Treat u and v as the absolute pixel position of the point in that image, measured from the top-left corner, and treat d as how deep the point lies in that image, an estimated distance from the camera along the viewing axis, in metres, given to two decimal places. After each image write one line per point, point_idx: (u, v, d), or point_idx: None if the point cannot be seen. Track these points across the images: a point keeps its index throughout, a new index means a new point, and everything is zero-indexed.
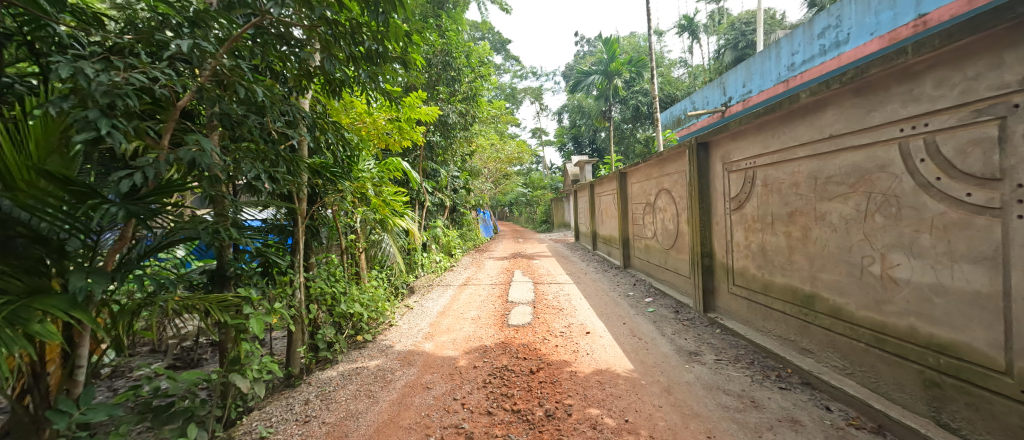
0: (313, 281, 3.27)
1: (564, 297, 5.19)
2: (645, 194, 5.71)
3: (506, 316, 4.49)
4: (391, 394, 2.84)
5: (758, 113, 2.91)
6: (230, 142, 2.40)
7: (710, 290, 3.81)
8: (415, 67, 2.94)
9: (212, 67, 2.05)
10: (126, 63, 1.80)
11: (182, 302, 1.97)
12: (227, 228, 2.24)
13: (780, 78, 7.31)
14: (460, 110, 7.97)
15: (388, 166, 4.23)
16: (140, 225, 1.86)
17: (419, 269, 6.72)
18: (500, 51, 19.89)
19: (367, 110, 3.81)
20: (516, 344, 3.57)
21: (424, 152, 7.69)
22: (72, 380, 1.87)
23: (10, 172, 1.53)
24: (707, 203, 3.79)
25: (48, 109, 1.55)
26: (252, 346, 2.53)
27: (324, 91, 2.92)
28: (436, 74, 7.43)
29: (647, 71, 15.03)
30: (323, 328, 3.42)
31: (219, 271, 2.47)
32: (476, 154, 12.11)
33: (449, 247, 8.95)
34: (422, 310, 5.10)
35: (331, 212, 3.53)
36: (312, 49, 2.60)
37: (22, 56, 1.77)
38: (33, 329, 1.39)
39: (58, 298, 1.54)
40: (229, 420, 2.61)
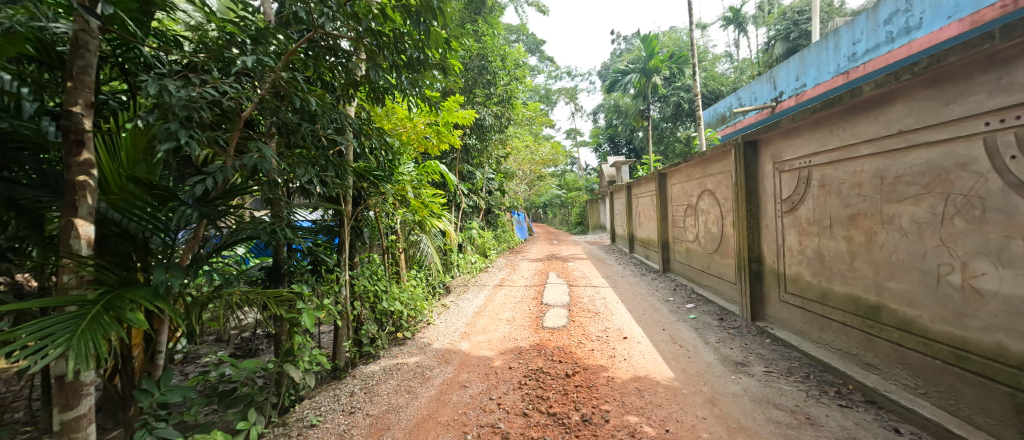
0: (357, 279, 3.43)
1: (600, 300, 5.09)
2: (686, 195, 5.49)
3: (541, 318, 4.47)
4: (430, 391, 2.90)
5: (814, 109, 2.72)
6: (285, 148, 2.58)
7: (758, 297, 3.59)
8: (453, 73, 3.01)
9: (272, 79, 2.18)
10: (200, 80, 1.99)
11: (243, 296, 2.11)
12: (282, 228, 2.41)
13: (838, 70, 6.75)
14: (496, 113, 8.05)
15: (427, 169, 4.35)
16: (207, 226, 2.03)
17: (455, 270, 6.85)
18: (535, 53, 19.90)
19: (409, 116, 3.92)
20: (552, 347, 3.54)
21: (461, 155, 7.83)
22: (152, 364, 2.05)
23: (105, 177, 1.74)
24: (755, 205, 3.58)
25: (137, 122, 1.74)
26: (303, 339, 2.70)
27: (368, 99, 3.06)
28: (473, 79, 7.56)
29: (688, 68, 14.46)
30: (366, 324, 3.57)
31: (275, 268, 2.68)
32: (511, 156, 12.19)
33: (484, 247, 9.05)
34: (458, 309, 5.19)
35: (373, 213, 3.68)
36: (358, 59, 2.73)
37: (114, 75, 2.00)
38: (125, 315, 1.51)
39: (143, 290, 1.69)
40: (283, 407, 2.78)
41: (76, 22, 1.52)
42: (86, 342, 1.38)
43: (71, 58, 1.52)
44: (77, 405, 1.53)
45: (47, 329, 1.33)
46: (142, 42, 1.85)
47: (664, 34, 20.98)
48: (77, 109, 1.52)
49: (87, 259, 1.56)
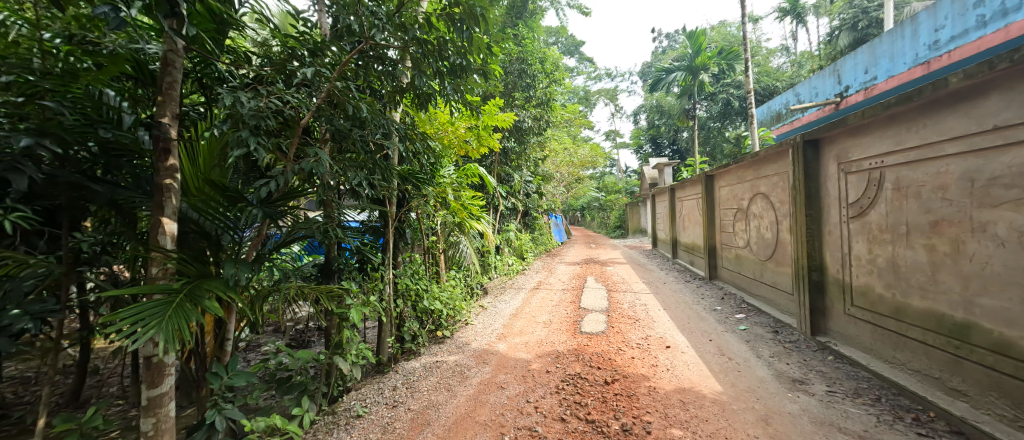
0: (400, 277, 3.57)
1: (641, 306, 4.93)
2: (736, 198, 5.19)
3: (579, 323, 4.41)
4: (468, 390, 2.95)
5: (887, 104, 2.48)
6: (338, 153, 2.74)
7: (819, 310, 3.31)
8: (494, 77, 3.06)
9: (328, 89, 2.33)
10: (266, 91, 2.17)
11: (298, 290, 2.27)
12: (334, 228, 2.56)
13: (917, 59, 6.11)
14: (535, 115, 8.06)
15: (467, 171, 4.44)
16: (269, 225, 2.21)
17: (492, 271, 6.93)
18: (575, 54, 19.74)
19: (450, 120, 4.02)
20: (590, 353, 3.47)
21: (500, 158, 7.90)
22: (222, 350, 2.24)
23: (185, 180, 1.91)
24: (816, 209, 3.31)
25: (213, 131, 1.92)
26: (351, 333, 2.85)
27: (413, 104, 3.18)
28: (512, 82, 7.62)
29: (740, 63, 13.67)
30: (407, 322, 3.70)
31: (326, 265, 2.85)
32: (550, 158, 12.15)
33: (521, 250, 9.07)
34: (495, 311, 5.24)
35: (416, 215, 3.81)
36: (404, 67, 2.85)
37: (193, 88, 2.22)
38: (204, 304, 1.69)
39: (218, 282, 1.87)
40: (332, 397, 2.94)
41: (166, 43, 1.71)
42: (171, 328, 1.54)
43: (161, 75, 1.71)
44: (161, 383, 1.71)
45: (139, 315, 1.50)
46: (218, 59, 2.05)
47: (712, 30, 20.02)
48: (166, 120, 1.71)
49: (171, 253, 1.75)
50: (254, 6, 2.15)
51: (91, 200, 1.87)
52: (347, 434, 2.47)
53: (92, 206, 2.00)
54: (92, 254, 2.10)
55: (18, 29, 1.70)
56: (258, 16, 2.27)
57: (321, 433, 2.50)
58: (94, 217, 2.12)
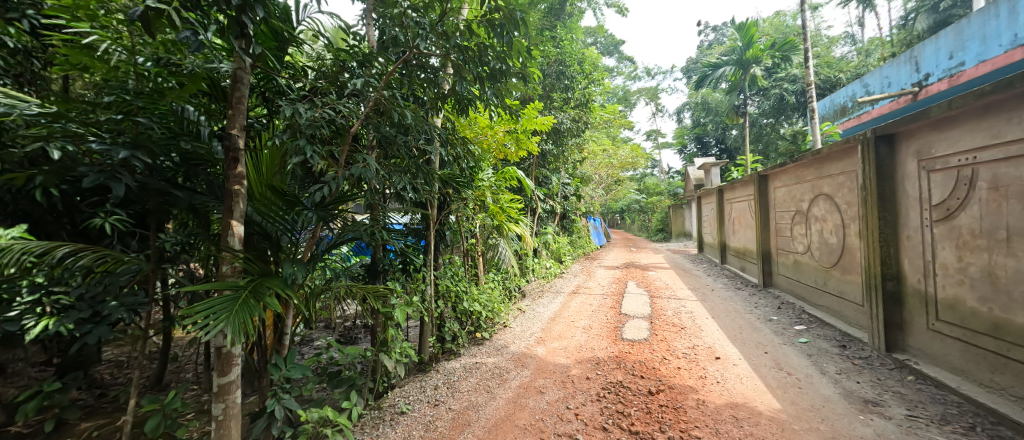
0: (441, 278, 3.66)
1: (686, 314, 4.71)
2: (795, 200, 4.82)
3: (621, 329, 4.28)
4: (508, 393, 2.96)
5: (981, 93, 2.20)
6: (384, 159, 2.86)
7: (896, 323, 2.99)
8: (534, 81, 3.07)
9: (375, 98, 2.44)
10: (322, 102, 2.32)
11: (347, 289, 2.39)
12: (380, 230, 2.68)
13: (1015, 41, 5.40)
14: (574, 117, 7.98)
15: (505, 175, 4.47)
16: (322, 228, 2.36)
17: (530, 274, 6.92)
18: (614, 53, 19.33)
19: (489, 125, 4.07)
20: (632, 360, 3.36)
21: (538, 160, 7.88)
22: (280, 343, 2.40)
23: (251, 188, 2.02)
24: (891, 211, 2.99)
25: (275, 140, 2.07)
26: (396, 332, 2.96)
27: (454, 110, 3.26)
28: (551, 84, 7.58)
29: (797, 55, 12.73)
30: (448, 322, 3.78)
31: (373, 266, 2.99)
32: (589, 160, 11.97)
33: (559, 253, 8.98)
34: (533, 314, 5.22)
35: (455, 218, 3.90)
36: (446, 74, 2.94)
37: (257, 102, 2.42)
38: (266, 300, 1.83)
39: (278, 280, 2.01)
40: (379, 392, 3.06)
41: (236, 62, 1.88)
42: (238, 321, 1.67)
43: (232, 91, 1.88)
44: (229, 372, 1.87)
45: (213, 308, 1.65)
46: (279, 74, 2.22)
47: (764, 21, 18.82)
48: (235, 132, 1.87)
49: (238, 253, 1.91)
50: (310, 24, 2.31)
51: (173, 204, 2.08)
52: (392, 430, 2.56)
53: (174, 210, 2.23)
54: (174, 252, 2.34)
55: (116, 56, 1.92)
56: (313, 33, 2.44)
57: (368, 427, 2.61)
58: (176, 220, 2.37)
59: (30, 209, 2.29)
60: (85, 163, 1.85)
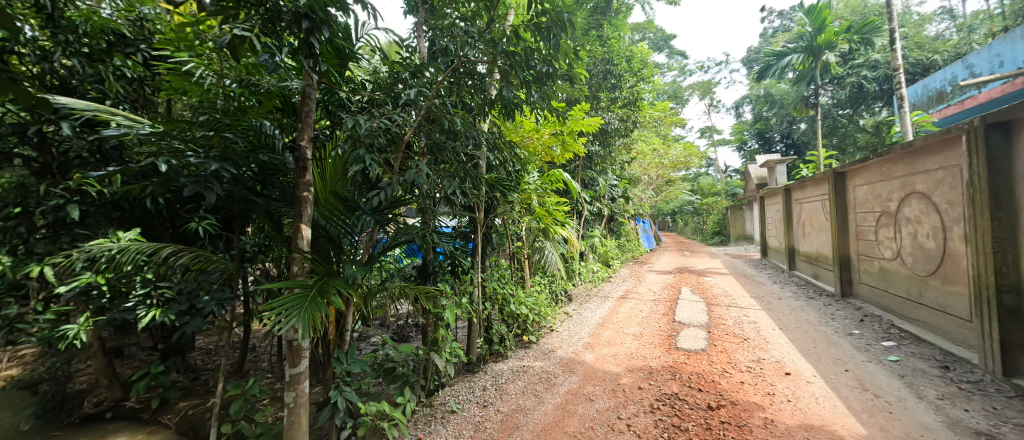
0: (488, 281, 3.71)
1: (749, 324, 4.38)
2: (879, 199, 4.32)
3: (675, 338, 4.07)
4: (556, 399, 2.93)
5: None
6: (435, 164, 2.95)
7: (1016, 344, 2.57)
8: (581, 81, 3.03)
9: (427, 106, 2.55)
10: (379, 113, 2.46)
11: (401, 290, 2.50)
12: (430, 234, 2.78)
13: None
14: (621, 116, 7.76)
15: (551, 177, 4.44)
16: (379, 230, 2.49)
17: (577, 278, 6.81)
18: (664, 48, 18.56)
19: (535, 128, 4.08)
20: (688, 372, 3.18)
21: (584, 162, 7.75)
22: (342, 338, 2.56)
23: (317, 194, 2.19)
24: (1008, 212, 2.57)
25: (338, 149, 2.22)
26: (446, 332, 3.04)
27: (500, 115, 3.30)
28: (597, 84, 7.43)
29: (879, 38, 11.40)
30: (495, 324, 3.82)
31: (424, 267, 3.11)
32: (638, 160, 11.56)
33: (607, 257, 8.76)
34: (581, 319, 5.13)
35: (501, 220, 3.94)
36: (492, 80, 2.99)
37: (321, 115, 2.62)
38: (331, 297, 1.96)
39: (341, 279, 2.14)
40: (430, 390, 3.16)
41: (305, 80, 2.04)
42: (307, 317, 1.81)
43: (302, 106, 2.04)
44: (299, 364, 2.03)
45: (286, 304, 1.80)
46: (340, 88, 2.39)
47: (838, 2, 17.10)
48: (303, 144, 2.03)
49: (306, 254, 2.06)
50: (367, 40, 2.46)
51: (253, 210, 2.31)
52: (443, 428, 2.63)
53: (253, 216, 2.46)
54: (253, 253, 2.63)
55: (207, 79, 2.18)
56: (370, 48, 2.60)
57: (421, 424, 2.70)
58: (254, 224, 2.62)
59: (142, 215, 2.71)
60: (185, 175, 2.11)
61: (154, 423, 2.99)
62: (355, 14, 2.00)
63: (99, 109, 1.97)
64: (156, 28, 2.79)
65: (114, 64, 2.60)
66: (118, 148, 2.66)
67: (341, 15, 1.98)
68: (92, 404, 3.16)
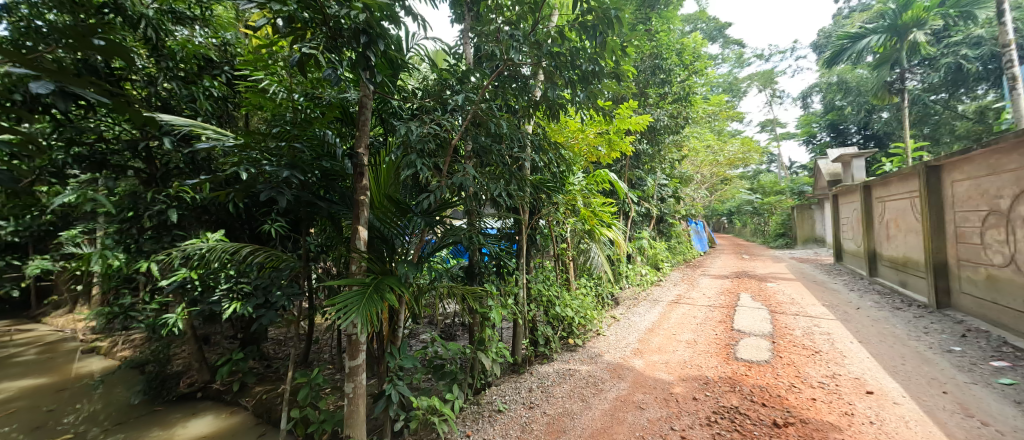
0: (533, 282, 3.74)
1: (821, 335, 4.03)
2: (986, 196, 3.82)
3: (734, 348, 3.85)
4: (604, 404, 2.90)
5: None
6: (481, 167, 3.04)
7: None
8: (629, 78, 2.97)
9: (474, 111, 2.65)
10: (431, 120, 2.59)
11: (448, 289, 2.59)
12: (477, 235, 2.85)
13: None
14: (671, 112, 7.46)
15: (597, 177, 4.38)
16: (428, 232, 2.61)
17: (624, 281, 6.64)
18: (718, 38, 17.54)
19: (580, 128, 4.04)
20: (749, 384, 3.01)
21: (631, 161, 7.53)
22: (394, 335, 2.70)
23: (372, 198, 2.33)
24: None
25: (392, 155, 2.36)
26: (492, 332, 3.11)
27: (545, 117, 3.32)
28: (645, 80, 7.19)
29: (982, 10, 9.96)
30: (540, 326, 3.83)
31: (471, 268, 3.21)
32: (689, 158, 11.02)
33: (656, 259, 8.44)
34: (629, 323, 4.99)
35: (546, 222, 3.95)
36: (537, 81, 3.03)
37: (375, 123, 2.80)
38: (386, 294, 2.09)
39: (395, 279, 2.27)
40: (477, 389, 3.24)
41: (362, 91, 2.20)
42: (365, 312, 1.94)
43: (360, 116, 2.20)
44: (356, 356, 2.18)
45: (346, 300, 1.95)
46: (393, 97, 2.55)
47: None
48: (361, 151, 2.19)
49: (364, 254, 2.22)
50: (417, 50, 2.61)
51: (318, 213, 2.52)
52: (490, 426, 2.70)
53: (317, 218, 2.68)
54: (317, 252, 2.89)
55: (279, 95, 2.44)
56: (420, 57, 2.74)
57: (469, 421, 2.79)
58: (317, 227, 2.86)
59: (226, 218, 3.06)
60: (261, 182, 2.36)
61: (235, 404, 3.39)
62: (406, 26, 2.12)
63: (194, 125, 2.26)
64: (237, 51, 3.13)
65: (204, 85, 2.97)
66: (207, 159, 3.00)
67: (393, 28, 2.10)
68: (186, 385, 3.61)
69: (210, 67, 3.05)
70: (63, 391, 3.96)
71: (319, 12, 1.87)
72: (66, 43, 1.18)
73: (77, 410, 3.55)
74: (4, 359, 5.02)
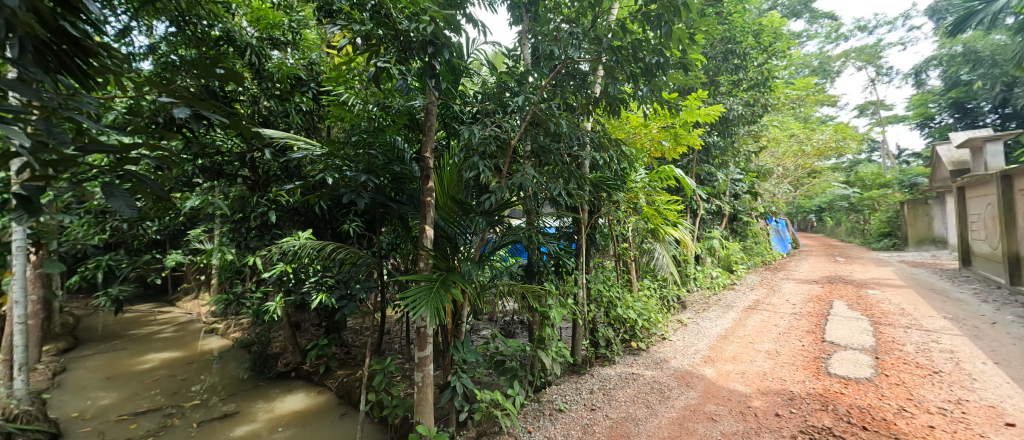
0: (593, 282, 3.69)
1: (938, 353, 3.46)
2: None
3: (825, 362, 3.46)
4: (671, 413, 2.79)
5: None
6: (540, 167, 3.07)
7: None
8: (698, 67, 2.81)
9: (533, 112, 2.69)
10: (492, 123, 2.69)
11: (508, 287, 2.66)
12: (536, 234, 2.88)
13: None
14: (746, 100, 6.87)
15: (661, 174, 4.18)
16: (488, 231, 2.68)
17: (692, 284, 6.26)
18: (804, 14, 15.70)
19: (642, 123, 3.89)
20: (844, 404, 2.70)
21: (700, 156, 7.07)
22: (458, 329, 2.81)
23: (438, 199, 2.44)
24: None
25: (456, 158, 2.47)
26: (552, 331, 3.13)
27: (605, 114, 3.25)
28: (716, 67, 6.69)
29: None
30: (601, 328, 3.77)
31: (530, 267, 3.26)
32: (768, 150, 10.04)
33: (729, 261, 7.84)
34: (698, 329, 4.70)
35: (606, 221, 3.87)
36: (596, 77, 2.98)
37: (440, 128, 2.96)
38: (452, 290, 2.19)
39: (459, 276, 2.38)
40: (538, 387, 3.28)
41: (428, 99, 2.34)
42: (433, 306, 2.06)
43: (426, 121, 2.35)
44: (424, 348, 2.33)
45: (416, 294, 2.08)
46: (456, 103, 2.68)
47: None
48: (428, 155, 2.33)
49: (430, 254, 2.36)
50: (478, 55, 2.71)
51: (390, 214, 2.73)
52: (551, 425, 2.73)
53: (389, 218, 2.90)
54: (389, 250, 3.13)
55: (356, 106, 2.70)
56: (480, 62, 2.84)
57: (530, 417, 2.83)
58: (389, 227, 3.10)
59: (313, 218, 3.44)
60: (343, 186, 2.61)
61: (321, 385, 3.80)
62: (467, 33, 2.22)
63: (290, 137, 2.58)
64: (321, 69, 3.50)
65: (295, 101, 3.37)
66: (298, 167, 3.40)
67: (455, 35, 2.21)
68: (282, 365, 4.12)
69: (300, 85, 3.45)
70: (192, 364, 4.74)
71: (391, 28, 2.03)
72: (195, 71, 1.40)
73: (202, 381, 4.23)
74: (150, 335, 6.13)
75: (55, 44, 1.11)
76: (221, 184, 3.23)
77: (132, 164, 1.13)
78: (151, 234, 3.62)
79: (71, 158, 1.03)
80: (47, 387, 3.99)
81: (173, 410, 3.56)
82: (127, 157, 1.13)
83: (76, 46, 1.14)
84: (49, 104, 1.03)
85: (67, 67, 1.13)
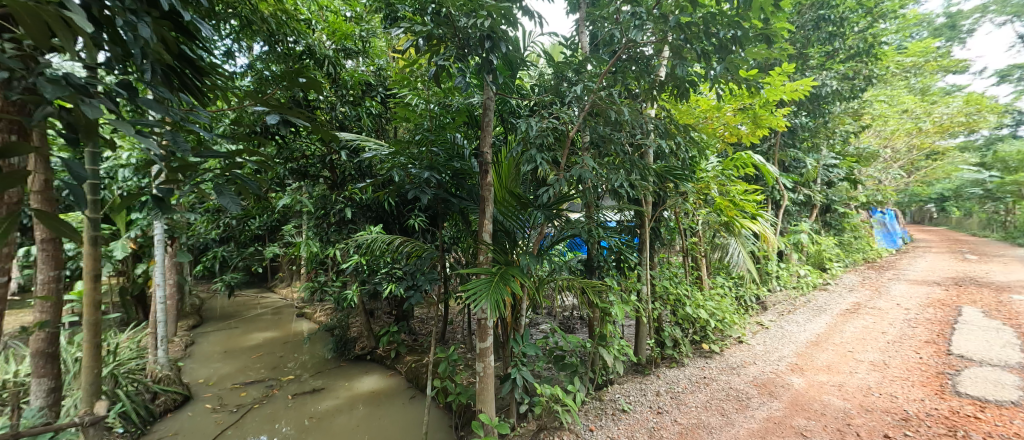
0: (657, 278, 3.51)
1: None
2: None
3: (951, 379, 2.91)
4: (750, 424, 2.55)
5: None
6: (601, 159, 2.96)
7: None
8: (784, 37, 2.49)
9: (592, 100, 2.61)
10: (550, 115, 2.64)
11: (567, 282, 2.61)
12: (594, 227, 2.81)
13: None
14: (843, 73, 5.98)
15: (737, 161, 3.81)
16: (546, 225, 2.65)
17: (774, 283, 5.66)
18: None
19: (714, 105, 3.52)
20: (980, 432, 2.25)
21: (783, 139, 6.34)
22: (517, 322, 2.83)
23: (495, 192, 2.47)
24: None
25: (512, 152, 2.49)
26: (612, 328, 3.04)
27: (672, 98, 3.03)
28: (805, 38, 5.88)
29: None
30: (667, 327, 3.56)
31: (590, 261, 3.18)
32: (872, 129, 8.68)
33: (822, 257, 6.94)
34: (782, 333, 4.24)
35: (671, 214, 3.65)
36: (661, 60, 2.80)
37: (497, 124, 3.01)
38: (511, 283, 2.20)
39: (517, 269, 2.38)
40: (600, 385, 3.19)
41: (486, 94, 2.37)
42: (493, 298, 2.08)
43: (483, 116, 2.38)
44: (485, 339, 2.38)
45: (475, 287, 2.12)
46: (513, 97, 2.69)
47: None
48: (486, 150, 2.36)
49: (489, 247, 2.42)
50: (534, 48, 2.69)
51: (451, 209, 2.83)
52: (614, 425, 2.65)
53: (451, 213, 3.01)
54: (450, 243, 3.27)
55: (419, 106, 2.84)
56: (536, 54, 2.81)
57: (591, 415, 2.76)
58: (451, 221, 3.22)
59: (382, 214, 3.71)
60: (408, 184, 2.75)
61: (393, 369, 4.10)
62: (523, 26, 2.20)
63: (361, 139, 2.76)
64: (387, 73, 3.73)
65: (366, 105, 3.65)
66: (370, 166, 3.67)
67: (511, 29, 2.19)
68: (359, 348, 4.52)
69: (370, 90, 3.74)
70: (286, 343, 5.38)
71: (450, 26, 2.09)
72: (284, 83, 1.56)
73: (295, 358, 4.78)
74: (255, 317, 7.06)
75: (179, 68, 1.31)
76: (306, 184, 3.62)
77: (237, 168, 1.28)
78: (254, 229, 4.15)
79: (192, 166, 1.19)
80: (180, 356, 4.80)
81: (273, 382, 4.07)
82: (234, 162, 1.28)
83: (194, 68, 1.33)
84: (175, 119, 1.21)
85: (187, 87, 1.33)
